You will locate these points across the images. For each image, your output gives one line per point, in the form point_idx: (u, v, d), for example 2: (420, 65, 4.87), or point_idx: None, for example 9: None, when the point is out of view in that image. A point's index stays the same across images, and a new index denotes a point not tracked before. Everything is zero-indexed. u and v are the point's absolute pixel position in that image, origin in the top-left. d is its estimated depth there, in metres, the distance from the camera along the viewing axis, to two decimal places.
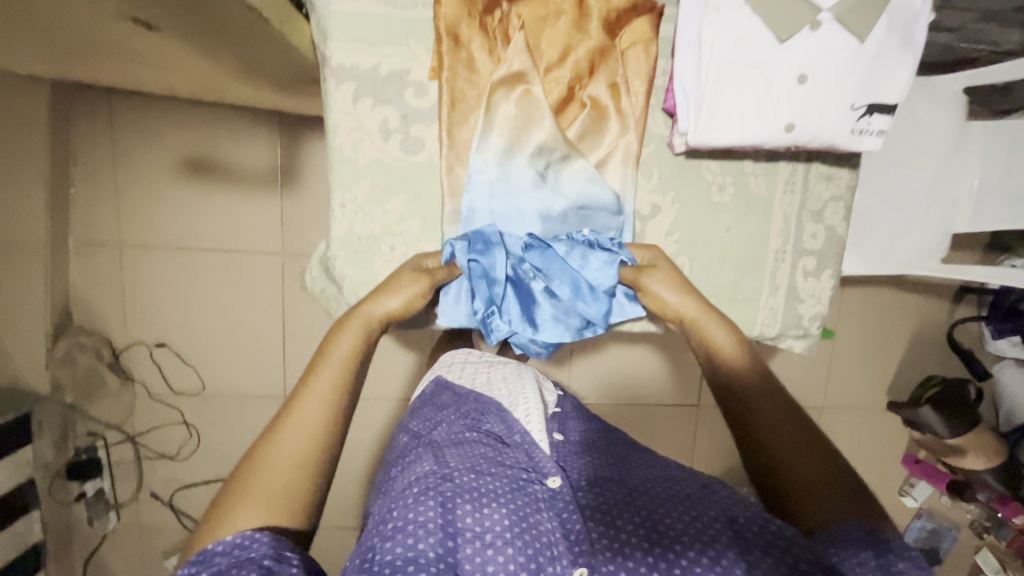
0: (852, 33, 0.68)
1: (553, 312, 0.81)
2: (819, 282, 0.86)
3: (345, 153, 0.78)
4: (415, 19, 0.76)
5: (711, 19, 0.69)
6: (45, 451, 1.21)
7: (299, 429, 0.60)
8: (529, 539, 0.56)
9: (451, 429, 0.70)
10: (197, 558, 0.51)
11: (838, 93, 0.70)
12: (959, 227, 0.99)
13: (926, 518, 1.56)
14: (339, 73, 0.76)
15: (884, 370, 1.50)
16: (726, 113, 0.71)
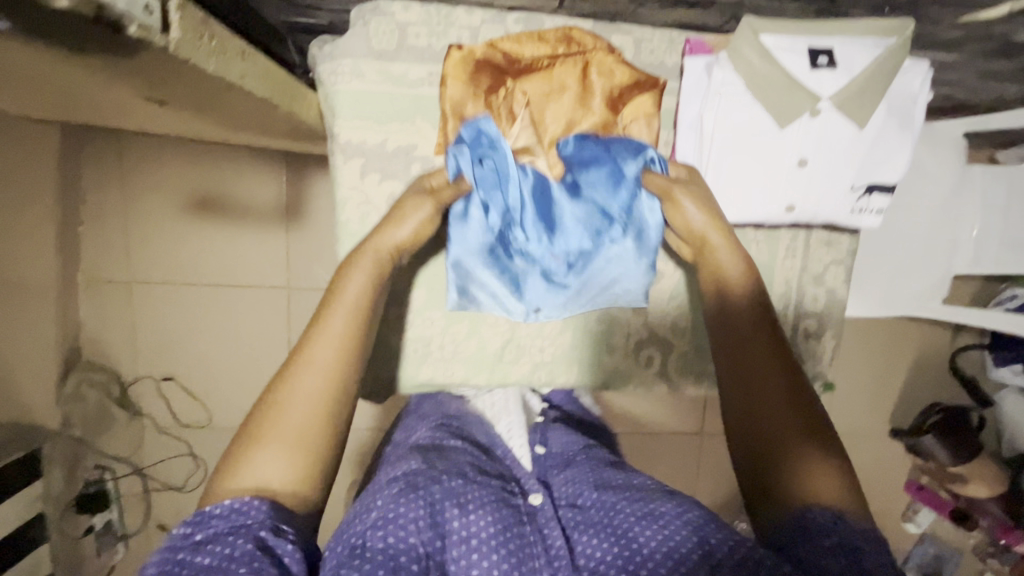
0: (851, 120, 0.73)
1: (576, 215, 0.79)
2: (820, 344, 0.85)
3: (353, 228, 0.77)
4: (421, 97, 0.77)
5: (715, 104, 0.74)
6: (56, 484, 1.18)
7: (313, 374, 0.56)
8: (514, 544, 0.56)
9: (432, 434, 0.73)
10: (196, 516, 0.47)
11: (837, 175, 0.76)
12: (959, 268, 1.00)
13: (928, 544, 1.57)
14: (347, 150, 0.76)
15: (887, 398, 1.50)
16: (728, 192, 0.76)
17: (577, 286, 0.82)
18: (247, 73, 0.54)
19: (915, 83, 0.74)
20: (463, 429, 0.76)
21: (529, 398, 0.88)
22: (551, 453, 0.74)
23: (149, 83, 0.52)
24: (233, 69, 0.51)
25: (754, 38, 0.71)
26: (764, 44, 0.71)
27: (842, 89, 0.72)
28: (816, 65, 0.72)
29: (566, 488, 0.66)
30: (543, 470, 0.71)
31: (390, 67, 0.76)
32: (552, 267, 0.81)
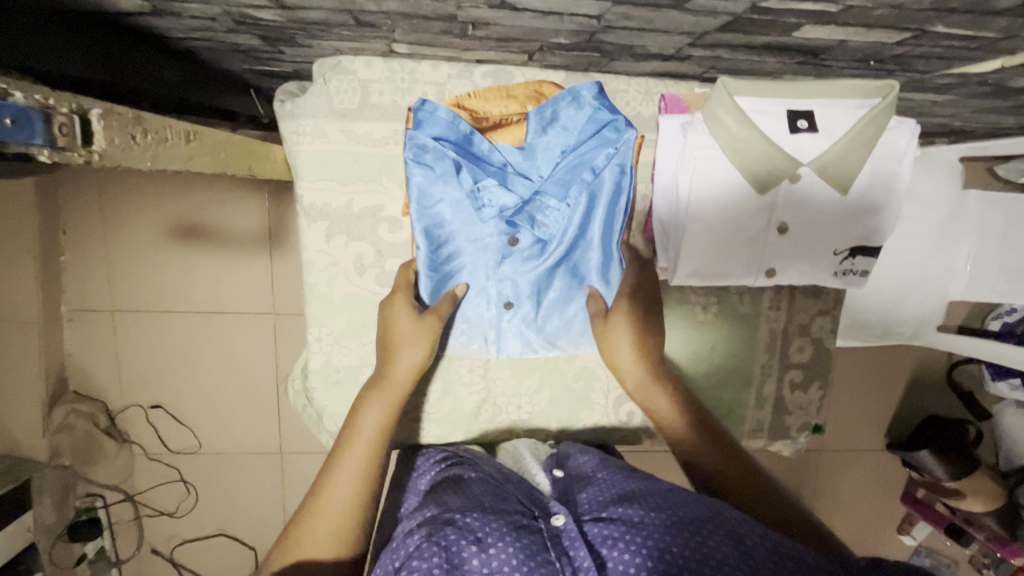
0: (832, 185, 0.70)
1: (547, 195, 0.72)
2: (808, 395, 0.83)
3: (320, 290, 0.75)
4: (386, 155, 0.74)
5: (690, 167, 0.69)
6: (46, 514, 1.18)
7: (348, 475, 0.60)
8: (540, 571, 0.50)
9: (447, 474, 0.70)
10: None
11: (817, 239, 0.72)
12: (954, 295, 0.98)
13: (925, 555, 1.55)
14: (311, 212, 0.74)
15: (883, 414, 1.49)
16: (706, 261, 0.72)
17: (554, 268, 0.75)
18: (195, 153, 0.56)
19: (901, 142, 0.70)
20: (475, 464, 0.72)
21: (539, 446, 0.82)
22: (568, 475, 0.69)
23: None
24: (177, 155, 0.53)
25: (731, 101, 0.66)
26: (740, 106, 0.66)
27: (822, 155, 0.68)
28: (795, 130, 0.68)
29: (592, 499, 0.60)
30: (564, 490, 0.65)
31: (354, 127, 0.73)
32: (517, 258, 0.74)
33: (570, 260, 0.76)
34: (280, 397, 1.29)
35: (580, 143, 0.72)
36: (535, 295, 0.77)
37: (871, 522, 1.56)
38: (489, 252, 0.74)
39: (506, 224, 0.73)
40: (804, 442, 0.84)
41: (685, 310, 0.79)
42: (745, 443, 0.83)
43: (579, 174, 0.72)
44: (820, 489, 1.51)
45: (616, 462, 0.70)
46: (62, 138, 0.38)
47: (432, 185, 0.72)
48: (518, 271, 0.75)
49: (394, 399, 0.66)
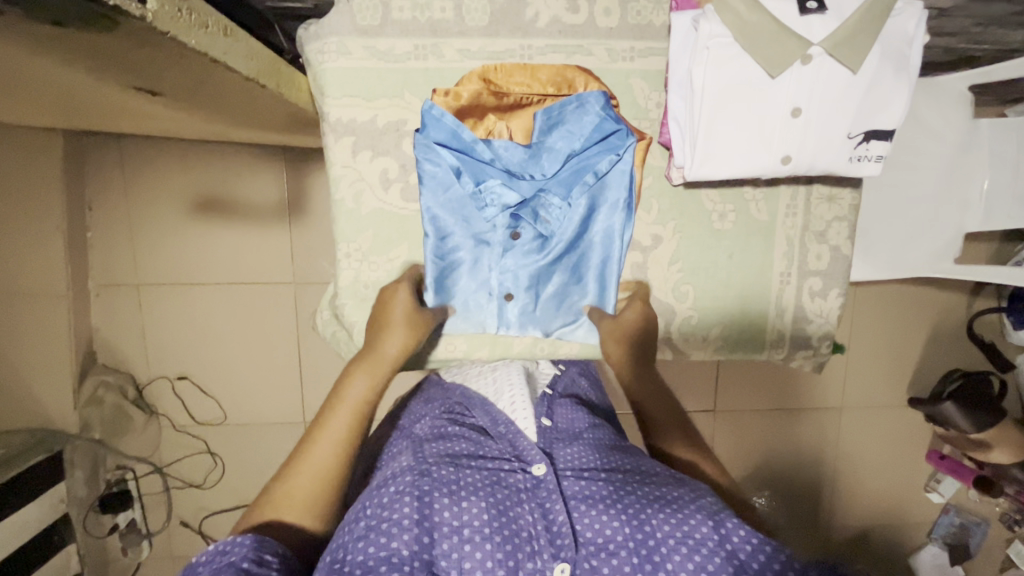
0: (844, 65, 0.68)
1: (553, 201, 0.77)
2: (827, 301, 0.83)
3: (347, 206, 0.77)
4: (408, 70, 0.75)
5: (701, 57, 0.69)
6: (78, 488, 1.22)
7: (331, 435, 0.64)
8: (510, 531, 0.55)
9: (434, 423, 0.72)
10: (189, 568, 0.52)
11: (831, 122, 0.69)
12: (970, 226, 0.98)
13: (954, 514, 1.52)
14: (338, 128, 0.76)
15: (904, 365, 1.47)
16: (721, 149, 0.71)
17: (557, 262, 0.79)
18: (232, 48, 0.57)
19: (909, 25, 0.68)
20: (467, 412, 0.74)
21: (535, 371, 0.85)
22: (557, 428, 0.71)
23: (138, 67, 0.53)
24: (216, 45, 0.54)
25: None
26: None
27: (832, 32, 0.67)
28: (804, 11, 0.68)
29: (572, 458, 0.64)
30: (550, 441, 0.68)
31: (375, 43, 0.74)
32: (525, 253, 0.78)
33: (571, 258, 0.79)
34: (302, 363, 1.32)
35: (584, 150, 0.76)
36: (534, 288, 0.79)
37: (896, 476, 1.54)
38: (492, 247, 0.78)
39: (510, 219, 0.77)
40: (826, 352, 0.85)
41: (700, 227, 0.80)
42: (766, 353, 0.84)
43: (578, 189, 0.77)
44: (843, 443, 1.50)
45: (604, 425, 0.73)
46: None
47: (439, 187, 0.76)
48: (520, 265, 0.78)
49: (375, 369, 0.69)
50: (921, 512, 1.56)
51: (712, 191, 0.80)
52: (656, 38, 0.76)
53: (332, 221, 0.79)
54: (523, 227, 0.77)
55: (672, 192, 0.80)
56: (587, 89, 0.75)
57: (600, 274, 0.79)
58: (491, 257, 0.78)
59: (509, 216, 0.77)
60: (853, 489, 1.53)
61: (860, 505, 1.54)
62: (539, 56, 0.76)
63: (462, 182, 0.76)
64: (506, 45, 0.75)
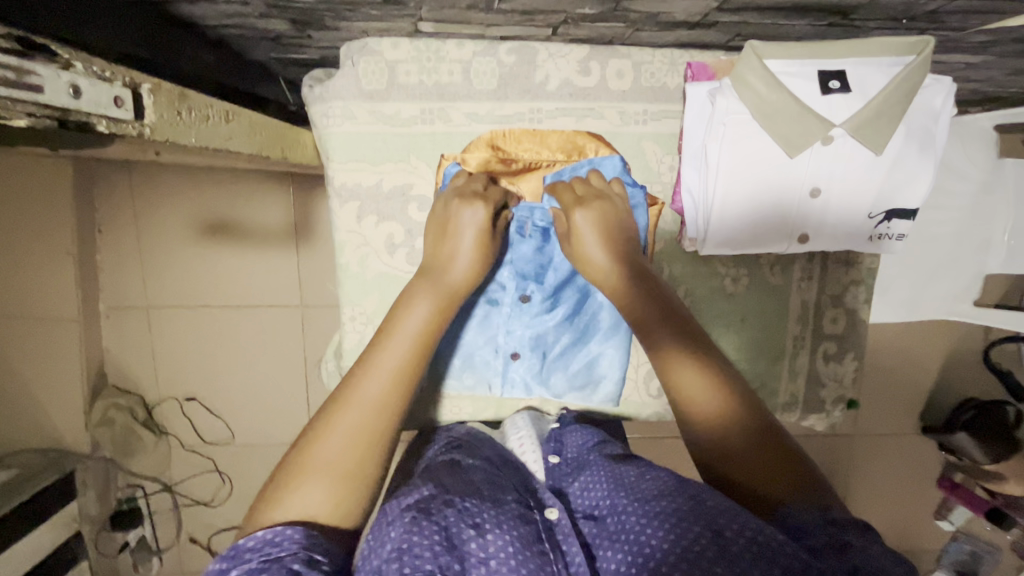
0: (867, 147, 0.67)
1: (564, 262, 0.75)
2: (841, 365, 0.81)
3: (352, 271, 0.76)
4: (414, 135, 0.74)
5: (717, 133, 0.68)
6: (89, 505, 1.26)
7: (357, 406, 0.54)
8: (536, 561, 0.51)
9: (443, 454, 0.69)
10: (228, 553, 0.46)
11: (852, 202, 0.70)
12: (992, 269, 0.95)
13: (964, 540, 1.48)
14: (342, 193, 0.75)
15: (917, 397, 1.45)
16: (736, 226, 0.71)
17: (568, 323, 0.78)
18: (234, 133, 0.58)
19: (936, 100, 0.68)
20: (474, 446, 0.73)
21: (543, 415, 0.83)
22: (566, 462, 0.69)
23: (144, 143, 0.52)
24: (217, 134, 0.55)
25: (760, 63, 0.65)
26: (769, 69, 0.65)
27: (856, 115, 0.65)
28: (827, 90, 0.66)
29: (583, 498, 0.61)
30: (558, 481, 0.66)
31: (381, 108, 0.73)
32: (534, 315, 0.77)
33: (582, 318, 0.78)
34: (309, 388, 1.32)
35: None
36: (542, 348, 0.79)
37: (905, 507, 1.52)
38: (501, 307, 0.77)
39: (519, 280, 0.75)
40: (839, 415, 0.82)
41: (714, 284, 0.78)
42: (778, 416, 0.82)
43: None
44: (853, 470, 1.48)
45: (612, 443, 0.70)
46: (116, 109, 0.41)
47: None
48: (528, 325, 0.77)
49: (415, 335, 0.59)
50: (930, 539, 1.54)
51: (725, 256, 0.77)
52: (670, 101, 0.74)
53: (337, 285, 0.78)
54: (532, 290, 0.76)
55: (684, 256, 0.77)
56: (598, 155, 0.73)
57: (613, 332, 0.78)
58: (498, 317, 0.77)
59: (521, 276, 0.75)
60: (862, 516, 1.51)
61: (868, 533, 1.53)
62: (549, 120, 0.74)
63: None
64: (515, 108, 0.74)
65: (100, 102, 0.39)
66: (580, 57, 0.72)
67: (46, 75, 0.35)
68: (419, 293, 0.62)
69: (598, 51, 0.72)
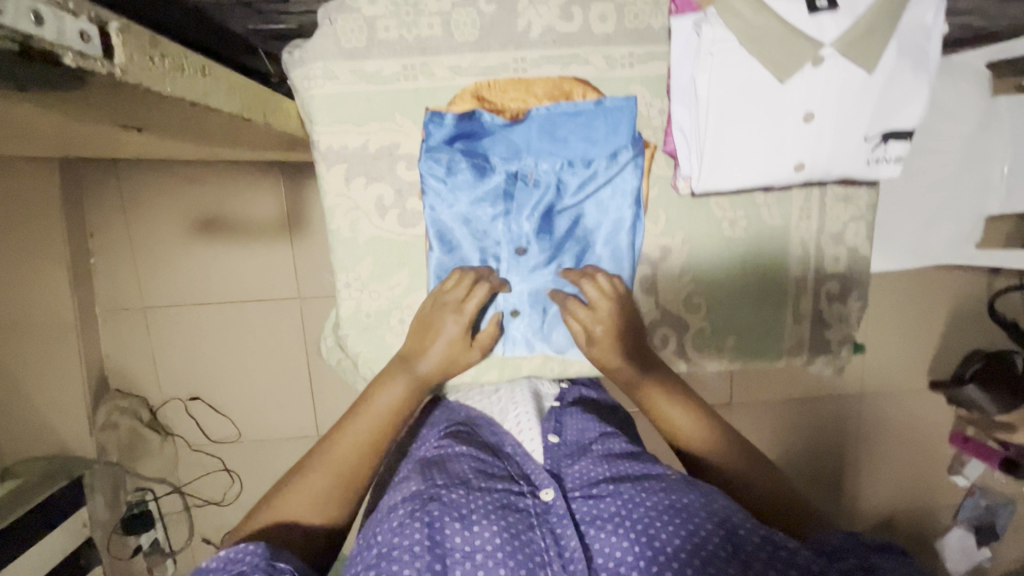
0: (859, 66, 0.63)
1: (562, 209, 0.75)
2: (846, 305, 0.79)
3: (345, 236, 0.74)
4: (398, 92, 0.72)
5: (705, 65, 0.65)
6: (99, 512, 1.25)
7: (326, 470, 0.61)
8: (524, 552, 0.51)
9: (437, 444, 0.67)
10: (189, 575, 0.50)
11: (848, 123, 0.65)
12: (992, 211, 0.94)
13: (979, 496, 1.50)
14: (329, 156, 0.72)
15: (924, 350, 1.43)
16: (732, 158, 0.67)
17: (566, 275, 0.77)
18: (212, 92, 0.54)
19: (927, 16, 0.65)
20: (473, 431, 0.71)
21: (540, 385, 0.80)
22: (565, 443, 0.68)
23: (136, 108, 0.51)
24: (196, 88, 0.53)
25: None
26: None
27: (844, 32, 0.62)
28: (814, 9, 0.63)
29: (581, 477, 0.61)
30: (557, 462, 0.65)
31: (363, 66, 0.71)
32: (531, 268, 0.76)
33: (580, 269, 0.77)
34: (312, 380, 1.31)
35: (595, 149, 0.73)
36: (542, 303, 0.77)
37: (919, 463, 1.51)
38: (498, 262, 0.76)
39: (516, 232, 0.75)
40: (846, 356, 0.80)
41: (712, 228, 0.76)
42: (785, 361, 0.80)
43: (587, 196, 0.74)
44: (863, 432, 1.47)
45: (611, 432, 0.70)
46: (83, 45, 0.39)
47: (445, 194, 0.73)
48: (526, 279, 0.76)
49: (385, 420, 0.65)
50: (945, 497, 1.53)
51: (721, 200, 0.75)
52: (656, 42, 0.71)
53: (330, 250, 0.75)
54: (530, 242, 0.75)
55: (681, 201, 0.75)
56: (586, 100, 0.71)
57: None
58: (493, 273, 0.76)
59: (517, 229, 0.74)
60: (876, 478, 1.50)
61: (883, 495, 1.51)
62: (534, 68, 0.71)
63: (473, 186, 0.73)
64: (499, 59, 0.71)
65: (65, 34, 0.38)
66: (562, 2, 0.70)
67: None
68: (392, 376, 0.68)
69: None
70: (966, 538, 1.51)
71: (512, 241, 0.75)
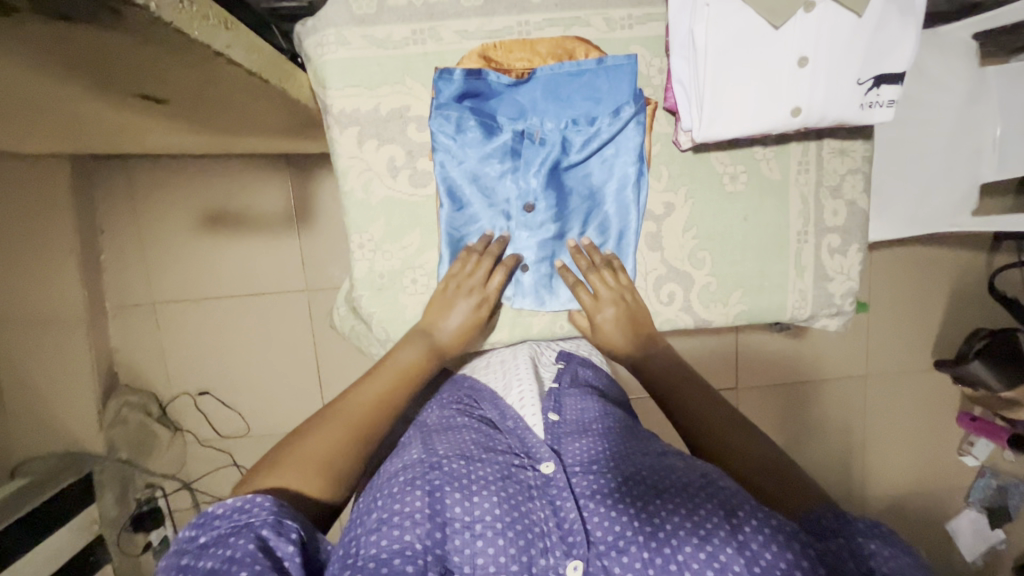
0: (849, 11, 0.62)
1: (568, 166, 0.76)
2: (847, 258, 0.80)
3: (357, 197, 0.74)
4: (408, 56, 0.72)
5: (702, 15, 0.64)
6: (109, 508, 1.25)
7: (340, 417, 0.62)
8: (523, 523, 0.51)
9: (442, 415, 0.68)
10: (197, 521, 0.49)
11: (841, 68, 0.64)
12: (986, 176, 0.96)
13: (990, 476, 1.49)
14: (342, 120, 0.72)
15: (927, 328, 1.44)
16: (730, 106, 0.66)
17: (573, 231, 0.78)
18: (235, 43, 0.53)
19: None
20: (476, 406, 0.71)
21: (540, 357, 0.81)
22: (566, 421, 0.67)
23: (159, 76, 0.54)
24: (220, 39, 0.50)
25: None
26: None
27: None
28: None
29: (581, 454, 0.60)
30: (558, 436, 0.64)
31: (373, 32, 0.71)
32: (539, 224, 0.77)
33: (586, 225, 0.78)
34: (320, 369, 1.32)
35: (599, 106, 0.74)
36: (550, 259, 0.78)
37: (927, 443, 1.51)
38: (506, 219, 0.77)
39: (524, 189, 0.75)
40: (850, 309, 0.82)
41: (713, 181, 0.77)
42: (790, 315, 0.81)
43: (592, 153, 0.76)
44: (870, 413, 1.47)
45: (612, 413, 0.70)
46: None
47: (454, 151, 0.74)
48: (534, 236, 0.77)
49: (401, 373, 0.68)
50: (955, 477, 1.53)
51: (721, 155, 0.77)
52: (654, 4, 0.73)
53: (343, 214, 0.76)
54: (537, 199, 0.76)
55: (682, 156, 0.77)
56: (588, 59, 0.73)
57: (617, 242, 0.78)
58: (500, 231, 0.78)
59: (525, 186, 0.75)
60: (885, 460, 1.50)
61: (894, 477, 1.51)
62: (538, 31, 0.73)
63: (480, 143, 0.74)
64: (503, 23, 0.72)
65: None
66: None
67: None
68: (408, 340, 0.72)
69: None
70: (978, 519, 1.50)
71: (520, 198, 0.76)
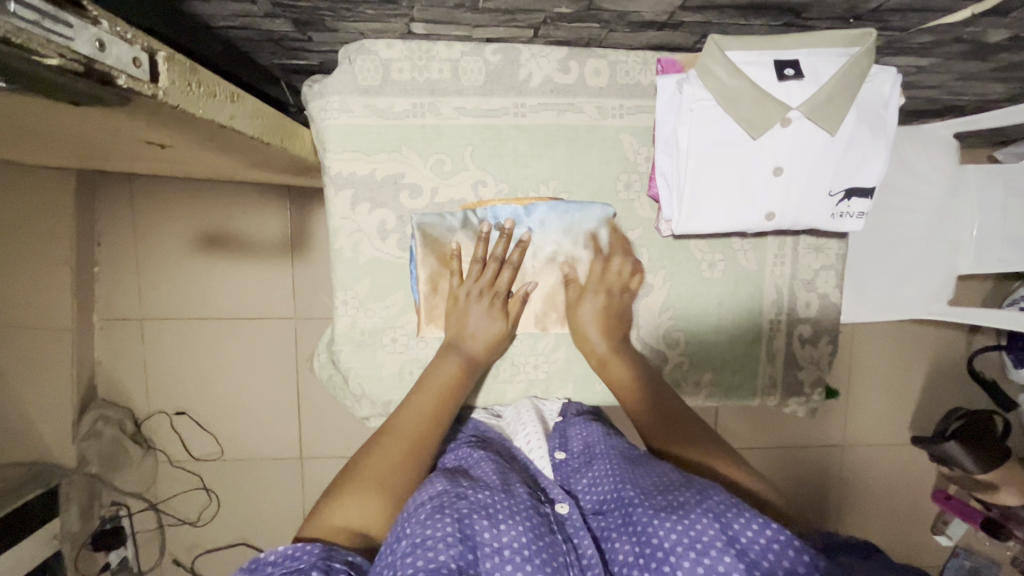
0: (823, 129, 0.66)
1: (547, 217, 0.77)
2: (817, 348, 0.83)
3: (345, 255, 0.76)
4: (407, 127, 0.75)
5: (685, 119, 0.68)
6: (72, 523, 1.22)
7: (391, 439, 0.62)
8: (551, 551, 0.50)
9: (459, 455, 0.66)
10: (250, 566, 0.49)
11: (811, 181, 0.68)
12: (962, 269, 0.99)
13: (963, 557, 1.45)
14: (338, 181, 0.75)
15: (905, 405, 1.46)
16: (709, 204, 0.69)
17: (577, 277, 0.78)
18: (238, 113, 0.57)
19: (884, 88, 0.68)
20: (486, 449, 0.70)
21: (542, 404, 0.80)
22: (573, 456, 0.67)
23: (161, 132, 0.56)
24: (224, 111, 0.54)
25: (721, 54, 0.65)
26: (730, 59, 0.65)
27: (809, 99, 0.65)
28: (782, 77, 0.66)
29: (592, 495, 0.60)
30: (566, 477, 0.64)
31: (376, 102, 0.74)
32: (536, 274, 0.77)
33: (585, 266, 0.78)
34: (299, 399, 1.32)
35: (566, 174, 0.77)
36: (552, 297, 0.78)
37: (901, 520, 1.50)
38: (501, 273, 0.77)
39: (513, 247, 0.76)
40: (819, 399, 0.84)
41: (691, 266, 0.80)
42: (759, 400, 0.83)
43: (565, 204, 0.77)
44: (846, 484, 1.47)
45: (618, 438, 0.69)
46: (133, 68, 0.41)
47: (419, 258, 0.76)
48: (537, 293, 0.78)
49: (441, 391, 0.68)
50: (926, 556, 1.52)
51: (701, 242, 0.79)
52: (645, 97, 0.76)
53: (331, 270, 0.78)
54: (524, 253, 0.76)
55: (663, 242, 0.79)
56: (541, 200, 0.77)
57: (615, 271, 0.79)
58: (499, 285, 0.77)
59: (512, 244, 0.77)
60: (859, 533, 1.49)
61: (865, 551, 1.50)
62: (532, 114, 0.76)
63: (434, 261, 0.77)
64: (500, 103, 0.75)
65: (121, 59, 0.39)
66: (561, 56, 0.74)
67: (77, 28, 0.35)
68: (443, 356, 0.73)
69: (577, 51, 0.74)
70: None
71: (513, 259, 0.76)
